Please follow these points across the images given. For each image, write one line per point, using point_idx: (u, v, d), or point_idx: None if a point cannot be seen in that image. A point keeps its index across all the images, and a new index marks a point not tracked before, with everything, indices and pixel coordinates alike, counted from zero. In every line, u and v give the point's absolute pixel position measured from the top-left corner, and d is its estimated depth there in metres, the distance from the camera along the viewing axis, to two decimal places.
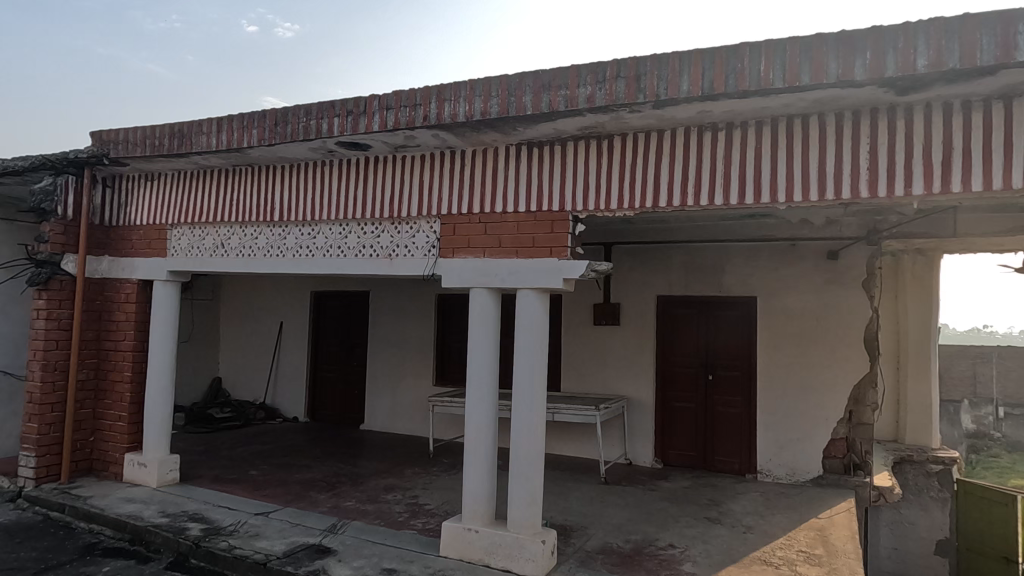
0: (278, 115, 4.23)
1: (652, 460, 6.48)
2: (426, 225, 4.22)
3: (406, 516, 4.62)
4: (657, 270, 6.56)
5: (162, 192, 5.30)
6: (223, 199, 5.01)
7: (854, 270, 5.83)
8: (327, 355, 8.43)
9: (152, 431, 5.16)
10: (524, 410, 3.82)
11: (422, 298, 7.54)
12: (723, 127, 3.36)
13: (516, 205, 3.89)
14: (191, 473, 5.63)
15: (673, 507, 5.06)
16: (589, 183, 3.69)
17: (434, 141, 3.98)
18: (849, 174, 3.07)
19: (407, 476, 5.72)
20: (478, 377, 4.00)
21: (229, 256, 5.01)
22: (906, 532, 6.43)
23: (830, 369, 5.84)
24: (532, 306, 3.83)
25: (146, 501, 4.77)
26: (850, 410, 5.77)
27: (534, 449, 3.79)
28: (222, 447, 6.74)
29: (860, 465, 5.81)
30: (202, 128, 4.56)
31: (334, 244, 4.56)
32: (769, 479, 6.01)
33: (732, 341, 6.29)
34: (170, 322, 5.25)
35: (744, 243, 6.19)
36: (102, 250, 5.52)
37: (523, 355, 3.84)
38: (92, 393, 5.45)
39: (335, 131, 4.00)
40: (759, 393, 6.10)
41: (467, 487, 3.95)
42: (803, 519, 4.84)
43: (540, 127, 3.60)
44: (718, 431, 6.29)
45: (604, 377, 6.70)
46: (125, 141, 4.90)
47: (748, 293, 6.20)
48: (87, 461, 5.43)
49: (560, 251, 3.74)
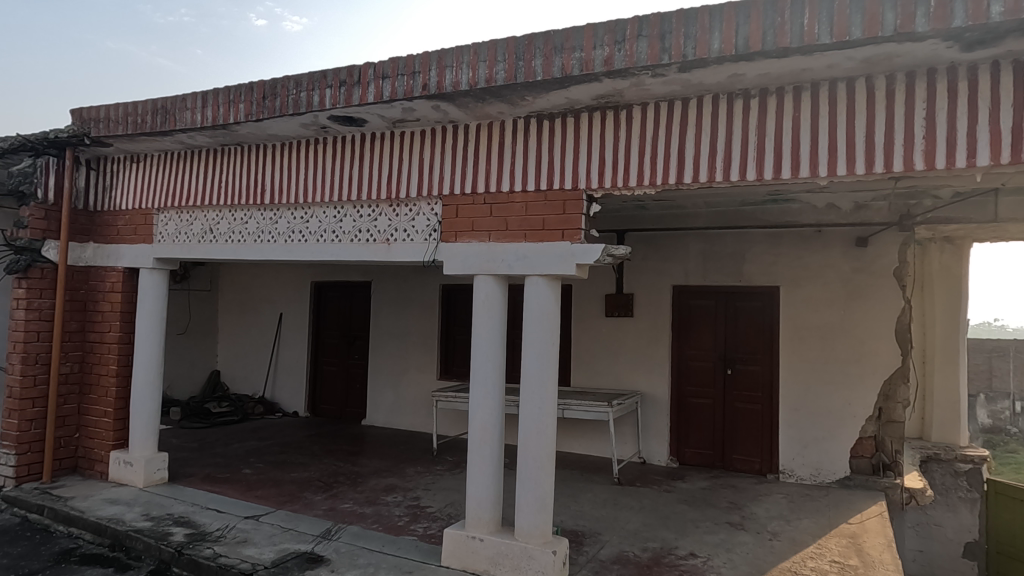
0: (266, 87, 3.91)
1: (668, 459, 6.14)
2: (427, 206, 3.89)
3: (406, 521, 4.31)
4: (673, 258, 6.21)
5: (147, 174, 5.00)
6: (211, 181, 4.70)
7: (885, 258, 5.46)
8: (329, 347, 8.14)
9: (139, 428, 4.87)
10: (533, 408, 3.49)
11: (426, 288, 7.22)
12: (755, 94, 3.01)
13: (524, 183, 3.55)
14: (182, 472, 5.35)
15: (692, 511, 4.74)
16: (605, 159, 3.35)
17: (434, 114, 3.64)
18: (903, 143, 2.71)
19: (409, 475, 5.41)
20: (483, 373, 3.67)
21: (218, 242, 4.70)
22: (931, 534, 5.99)
23: (859, 363, 5.48)
24: (542, 295, 3.49)
25: (130, 502, 4.48)
26: (880, 407, 5.44)
27: (545, 451, 3.46)
28: (216, 444, 6.46)
29: (890, 466, 5.45)
30: (185, 104, 4.24)
31: (329, 228, 4.24)
32: (791, 479, 5.67)
33: (752, 334, 5.95)
34: (158, 313, 4.95)
35: (766, 230, 5.82)
36: (86, 236, 5.22)
37: (531, 350, 3.51)
38: (76, 387, 5.16)
39: (327, 103, 3.68)
40: (782, 390, 5.75)
41: (472, 492, 3.63)
42: (833, 524, 4.51)
43: (551, 96, 3.25)
44: (738, 429, 5.95)
45: (616, 372, 6.37)
46: (106, 119, 4.59)
47: (770, 282, 5.84)
48: (72, 460, 5.15)
49: (574, 234, 3.41)
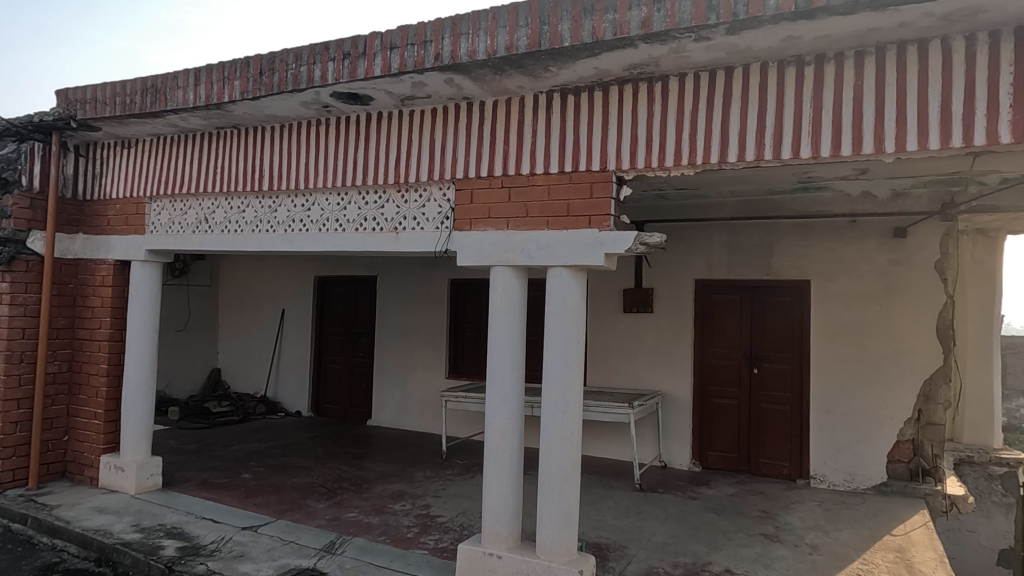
0: (264, 62, 3.58)
1: (690, 463, 5.82)
2: (438, 191, 3.57)
3: (415, 532, 3.99)
4: (695, 251, 5.87)
5: (140, 159, 4.69)
6: (206, 166, 4.39)
7: (926, 250, 5.10)
8: (333, 344, 7.83)
9: (131, 431, 4.58)
10: (556, 412, 3.17)
11: (434, 283, 6.90)
12: (811, 60, 2.67)
13: (546, 165, 3.22)
14: (177, 477, 5.04)
15: (722, 520, 4.41)
16: (638, 137, 3.02)
17: (447, 89, 3.31)
18: (986, 111, 2.38)
19: (418, 481, 5.10)
20: (501, 374, 3.34)
21: (214, 232, 4.39)
22: (961, 540, 5.18)
23: (898, 362, 5.13)
24: (567, 288, 3.17)
25: (120, 511, 4.18)
26: (919, 409, 5.09)
27: (569, 461, 3.14)
28: (216, 446, 6.16)
29: (929, 471, 5.12)
30: (177, 82, 3.91)
31: (332, 216, 3.92)
32: (823, 485, 5.34)
33: (779, 331, 5.62)
34: (150, 308, 4.65)
35: (796, 219, 5.48)
36: (74, 227, 4.91)
37: (555, 349, 3.18)
38: (65, 387, 4.86)
39: (329, 78, 3.35)
40: (813, 390, 5.41)
41: (488, 504, 3.31)
42: (876, 536, 4.18)
43: (579, 66, 2.92)
44: (765, 430, 5.63)
45: (636, 371, 6.05)
46: (93, 101, 4.27)
47: (800, 276, 5.50)
48: (61, 464, 4.85)
49: (602, 221, 3.08)
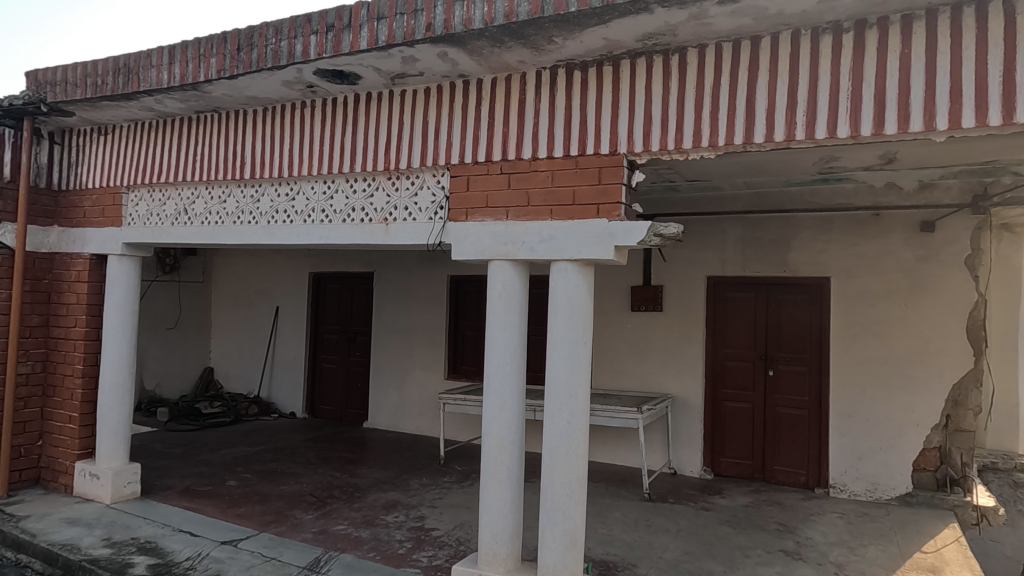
0: (242, 37, 3.29)
1: (701, 470, 5.51)
2: (431, 178, 3.27)
3: (408, 548, 3.70)
4: (708, 246, 5.56)
5: (117, 146, 4.40)
6: (186, 153, 4.10)
7: (956, 245, 4.77)
8: (329, 343, 7.54)
9: (107, 436, 4.30)
10: (560, 422, 2.86)
11: (433, 280, 6.61)
12: (849, 26, 2.36)
13: (550, 149, 2.92)
14: (158, 484, 4.76)
15: (738, 535, 4.11)
16: (653, 116, 2.71)
17: (441, 65, 3.01)
18: None
19: (413, 489, 4.80)
20: (498, 379, 3.03)
21: (193, 224, 4.11)
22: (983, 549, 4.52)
23: (923, 364, 4.81)
24: (572, 284, 2.87)
25: (92, 523, 3.90)
26: (948, 414, 4.75)
27: (574, 475, 2.83)
28: (203, 450, 5.88)
29: (957, 480, 4.81)
30: (151, 60, 3.62)
31: (318, 206, 3.63)
32: (844, 495, 5.02)
33: (797, 331, 5.30)
34: (127, 306, 4.37)
35: (815, 213, 5.15)
36: (50, 219, 4.62)
37: (559, 352, 2.88)
38: (39, 389, 4.58)
39: (311, 53, 3.05)
40: (832, 394, 5.09)
41: (485, 522, 3.02)
42: (906, 554, 3.87)
43: (586, 37, 2.61)
44: (781, 436, 5.32)
45: (644, 372, 5.75)
46: (63, 82, 3.97)
47: (820, 274, 5.18)
48: (34, 471, 4.58)
49: (611, 209, 2.77)
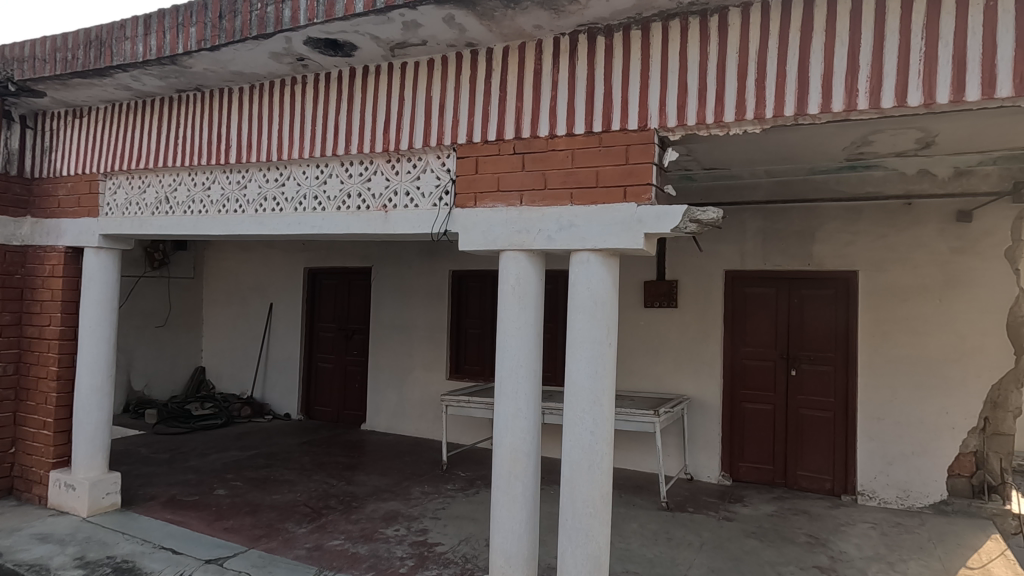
0: (224, 3, 2.95)
1: (719, 476, 5.21)
2: (435, 159, 2.95)
3: (410, 567, 3.38)
4: (726, 239, 5.25)
5: (92, 130, 4.07)
6: (167, 135, 3.76)
7: (994, 235, 4.46)
8: (324, 342, 7.22)
9: (84, 444, 3.97)
10: (582, 432, 2.54)
11: (434, 274, 6.29)
12: None
13: (570, 126, 2.59)
14: (141, 494, 4.44)
15: (766, 549, 3.80)
16: (689, 86, 2.39)
17: (446, 32, 2.68)
18: None
19: (415, 498, 4.49)
20: (512, 384, 2.71)
21: (175, 213, 3.77)
22: None
23: (959, 363, 4.50)
24: (595, 277, 2.55)
25: (65, 539, 3.58)
26: (986, 417, 4.44)
27: (598, 493, 2.52)
28: (191, 456, 5.55)
29: (995, 488, 4.48)
30: (125, 32, 3.29)
31: (310, 192, 3.30)
32: (873, 503, 4.72)
33: (821, 328, 4.99)
34: (106, 303, 4.04)
35: (842, 203, 4.84)
36: (21, 209, 4.28)
37: (580, 353, 2.56)
38: (11, 392, 4.25)
39: (301, 19, 2.72)
40: (860, 396, 4.78)
41: (498, 542, 2.71)
42: (951, 570, 3.56)
43: None
44: (804, 439, 5.02)
45: (657, 372, 5.44)
46: (31, 58, 3.64)
47: (847, 268, 4.87)
48: (7, 480, 4.27)
49: (639, 193, 2.44)
